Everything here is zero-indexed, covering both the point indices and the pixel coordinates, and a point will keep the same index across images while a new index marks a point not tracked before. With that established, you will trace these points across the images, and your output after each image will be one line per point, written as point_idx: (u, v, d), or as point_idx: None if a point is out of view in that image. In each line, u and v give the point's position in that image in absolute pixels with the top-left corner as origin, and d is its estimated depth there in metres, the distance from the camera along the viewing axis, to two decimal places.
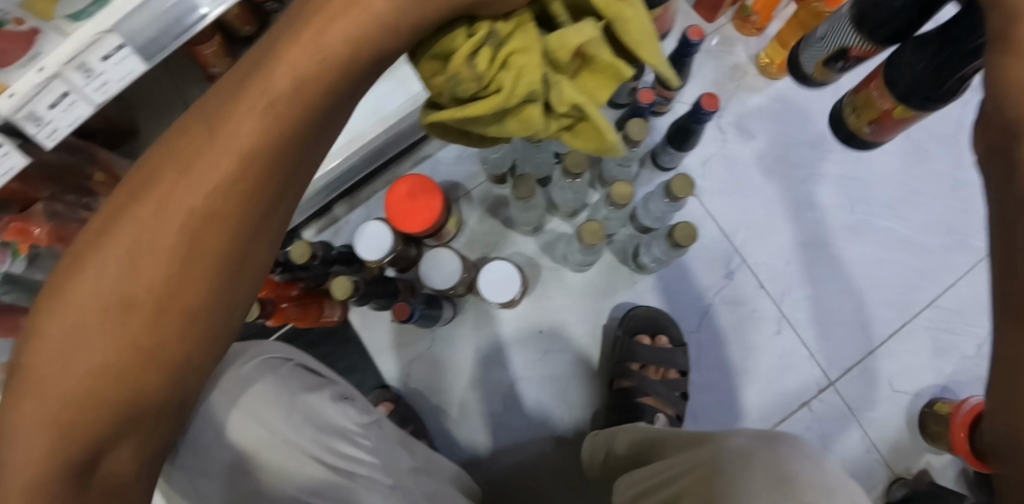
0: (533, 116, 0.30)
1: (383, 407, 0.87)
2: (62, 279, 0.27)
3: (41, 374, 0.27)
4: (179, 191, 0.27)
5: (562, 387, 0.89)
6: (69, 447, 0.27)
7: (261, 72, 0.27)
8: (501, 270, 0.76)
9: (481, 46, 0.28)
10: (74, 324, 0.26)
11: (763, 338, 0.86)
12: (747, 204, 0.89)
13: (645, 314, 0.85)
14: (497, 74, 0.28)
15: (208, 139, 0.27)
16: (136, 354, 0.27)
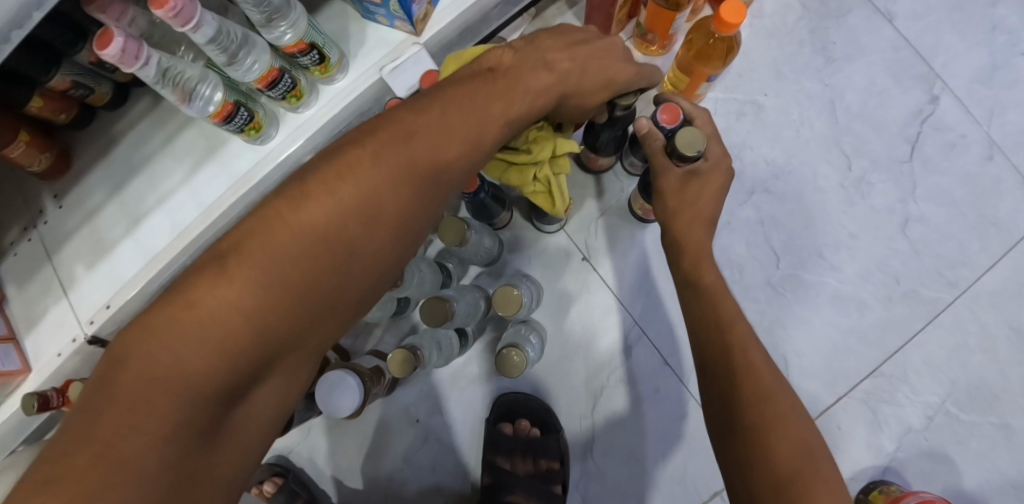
0: (527, 174, 0.52)
1: (271, 483, 0.84)
2: (277, 227, 0.35)
3: (270, 258, 0.34)
4: (368, 192, 0.38)
5: (448, 464, 0.85)
6: (244, 358, 0.33)
7: (481, 115, 0.43)
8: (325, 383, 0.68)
9: (536, 133, 0.51)
10: (314, 238, 0.36)
11: (671, 427, 0.79)
12: (651, 276, 0.80)
13: (518, 399, 0.78)
14: (533, 146, 0.50)
15: (387, 163, 0.39)
16: (345, 288, 0.38)
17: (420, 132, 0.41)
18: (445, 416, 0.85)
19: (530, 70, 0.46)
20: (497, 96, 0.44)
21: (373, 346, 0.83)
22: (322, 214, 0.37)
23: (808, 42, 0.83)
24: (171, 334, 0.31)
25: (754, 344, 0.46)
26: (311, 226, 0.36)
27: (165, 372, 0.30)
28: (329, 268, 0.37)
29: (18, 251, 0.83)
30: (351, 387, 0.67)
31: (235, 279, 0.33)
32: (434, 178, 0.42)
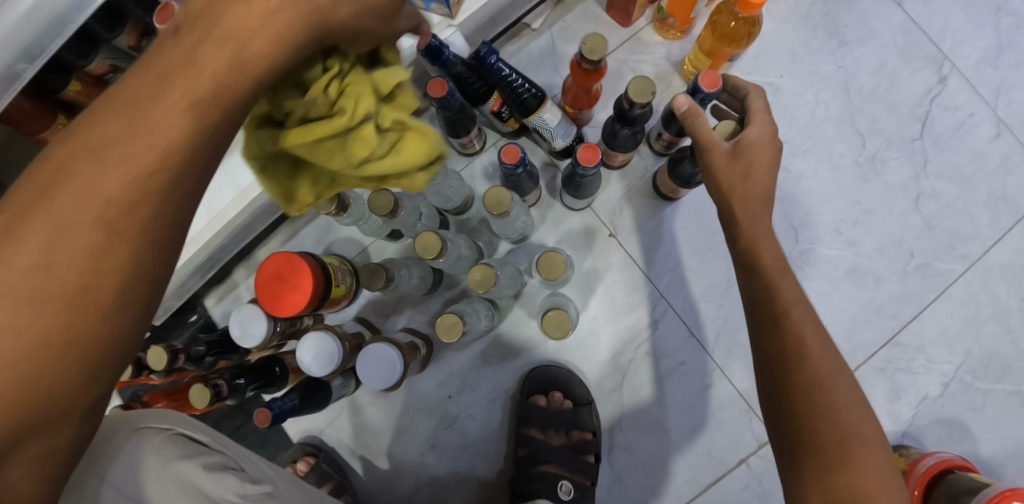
0: (369, 136, 0.32)
1: (303, 462, 0.84)
2: None
3: None
4: (75, 189, 0.24)
5: (481, 443, 0.84)
6: None
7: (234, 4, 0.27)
8: (368, 356, 0.70)
9: (332, 81, 0.31)
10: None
11: (697, 398, 0.81)
12: (675, 251, 0.82)
13: (552, 372, 0.80)
14: (341, 99, 0.30)
15: (104, 142, 0.25)
16: (62, 313, 0.23)
17: (140, 82, 0.26)
18: (478, 391, 0.84)
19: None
20: (244, 0, 0.27)
21: (405, 324, 0.85)
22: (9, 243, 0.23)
23: (822, 25, 0.85)
24: None
25: (812, 317, 0.47)
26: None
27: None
28: (24, 312, 0.22)
29: None
30: (392, 361, 0.70)
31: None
32: (192, 124, 0.26)
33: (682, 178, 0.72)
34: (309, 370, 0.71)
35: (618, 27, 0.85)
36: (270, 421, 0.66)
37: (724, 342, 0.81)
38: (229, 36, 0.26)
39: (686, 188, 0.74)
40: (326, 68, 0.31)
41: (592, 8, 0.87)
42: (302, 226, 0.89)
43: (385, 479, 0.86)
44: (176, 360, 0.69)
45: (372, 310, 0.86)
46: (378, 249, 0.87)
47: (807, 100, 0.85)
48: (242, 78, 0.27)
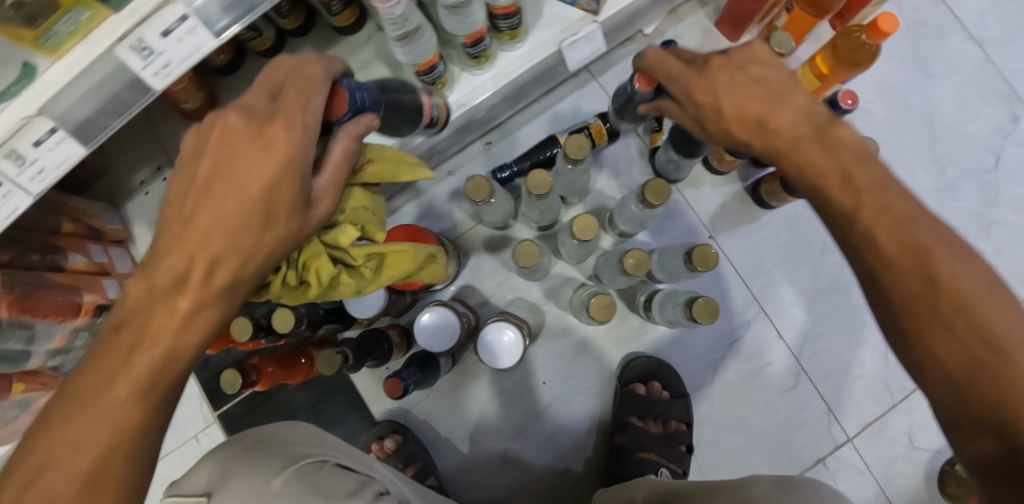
0: (348, 279, 0.52)
1: (391, 439, 0.83)
2: (105, 382, 0.35)
3: (82, 416, 0.34)
4: (155, 349, 0.37)
5: (566, 429, 0.85)
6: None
7: (245, 178, 0.38)
8: (495, 333, 0.73)
9: (301, 262, 0.49)
10: (122, 364, 0.36)
11: (784, 399, 0.84)
12: (769, 255, 0.86)
13: (652, 363, 0.82)
14: (313, 278, 0.49)
15: (114, 392, 0.35)
16: (147, 398, 0.36)
17: (187, 209, 0.39)
18: (572, 379, 0.85)
19: (237, 249, 0.39)
20: (241, 178, 0.38)
21: (501, 310, 0.86)
22: (68, 454, 0.34)
23: (911, 59, 0.92)
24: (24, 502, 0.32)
25: (881, 175, 0.38)
26: (97, 409, 0.35)
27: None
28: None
29: (150, 190, 0.82)
30: (515, 336, 0.73)
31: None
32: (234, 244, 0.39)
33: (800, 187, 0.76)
34: (427, 344, 0.71)
35: (727, 43, 0.90)
36: (403, 391, 0.65)
37: (809, 346, 0.85)
38: (220, 228, 0.38)
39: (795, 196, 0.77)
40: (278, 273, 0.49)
41: (701, 22, 0.92)
42: (403, 205, 0.89)
43: (467, 462, 0.86)
44: (300, 326, 0.68)
45: (470, 294, 0.87)
46: (478, 233, 0.88)
47: (894, 126, 0.91)
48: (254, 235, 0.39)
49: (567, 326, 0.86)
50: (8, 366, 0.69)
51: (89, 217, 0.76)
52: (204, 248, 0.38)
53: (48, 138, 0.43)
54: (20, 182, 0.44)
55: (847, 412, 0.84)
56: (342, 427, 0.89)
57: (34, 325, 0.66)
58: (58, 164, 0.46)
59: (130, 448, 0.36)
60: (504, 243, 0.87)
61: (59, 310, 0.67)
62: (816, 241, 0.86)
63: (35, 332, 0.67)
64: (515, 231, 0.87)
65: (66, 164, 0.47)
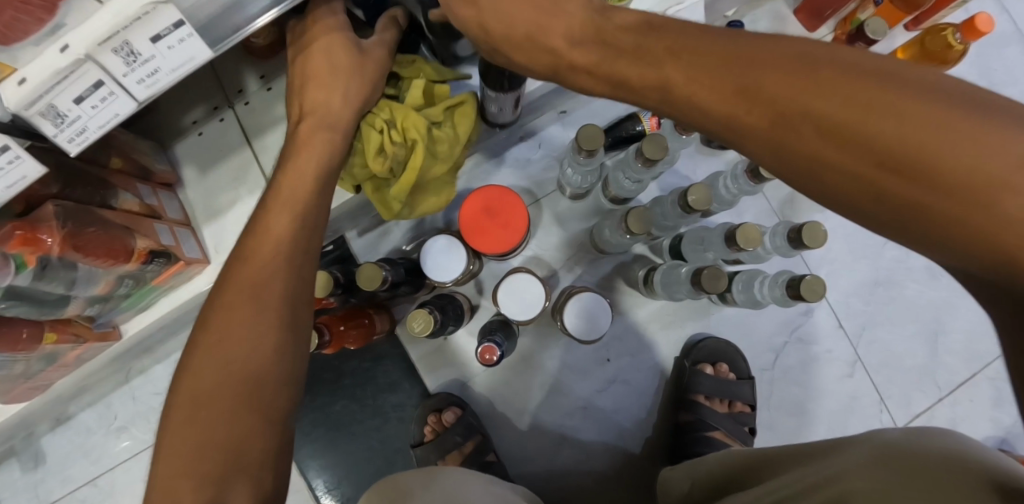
0: (438, 132, 0.61)
1: (450, 412, 0.80)
2: (276, 201, 0.52)
3: (262, 229, 0.50)
4: (305, 171, 0.55)
5: (625, 408, 0.84)
6: (267, 272, 0.47)
7: (309, 50, 0.56)
8: (584, 305, 0.70)
9: (396, 124, 0.59)
10: (291, 189, 0.53)
11: (838, 386, 0.85)
12: (833, 246, 0.87)
13: (721, 345, 0.81)
14: (411, 131, 0.58)
15: (265, 240, 0.49)
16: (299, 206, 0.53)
17: (301, 88, 0.57)
18: (638, 357, 0.84)
19: (320, 91, 0.56)
20: (312, 54, 0.56)
21: (570, 283, 0.84)
22: (258, 249, 0.49)
23: (973, 66, 0.94)
24: (235, 286, 0.46)
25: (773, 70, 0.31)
26: (277, 220, 0.51)
27: (187, 418, 0.41)
28: (245, 318, 0.45)
29: (203, 131, 0.75)
30: (604, 308, 0.70)
31: (208, 332, 0.45)
32: (330, 93, 0.56)
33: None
34: (512, 312, 0.70)
35: (805, 32, 0.90)
36: (497, 358, 0.62)
37: (864, 335, 0.86)
38: (315, 89, 0.57)
39: None
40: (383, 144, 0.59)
41: (780, 8, 0.91)
42: (471, 168, 0.85)
43: (522, 437, 0.83)
44: (384, 284, 0.63)
45: (537, 265, 0.84)
46: (548, 204, 0.85)
47: None
48: (339, 81, 0.56)
49: (633, 304, 0.84)
50: (43, 311, 0.61)
51: (138, 154, 0.69)
52: (305, 108, 0.58)
53: (169, 35, 0.37)
54: (126, 84, 0.39)
55: (896, 400, 0.86)
56: (393, 396, 0.85)
57: (78, 266, 0.58)
58: (173, 72, 0.40)
59: (270, 283, 0.47)
60: (574, 216, 0.85)
61: (111, 253, 0.60)
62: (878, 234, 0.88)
63: (79, 276, 0.60)
64: (587, 204, 0.85)
65: (183, 72, 0.41)
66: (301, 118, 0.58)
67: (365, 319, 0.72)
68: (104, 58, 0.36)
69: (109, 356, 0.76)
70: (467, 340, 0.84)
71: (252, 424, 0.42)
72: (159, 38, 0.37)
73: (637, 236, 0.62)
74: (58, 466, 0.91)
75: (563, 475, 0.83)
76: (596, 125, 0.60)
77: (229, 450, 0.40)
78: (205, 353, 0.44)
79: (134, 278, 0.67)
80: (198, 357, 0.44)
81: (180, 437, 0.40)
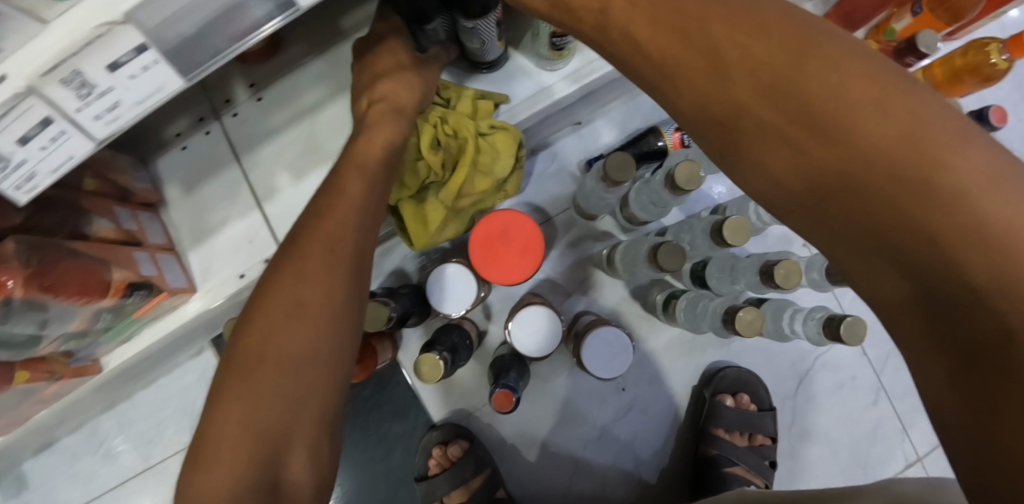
0: (484, 141, 0.59)
1: (458, 445, 0.75)
2: (349, 166, 0.48)
3: (339, 188, 0.46)
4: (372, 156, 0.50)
5: (641, 438, 0.80)
6: (340, 235, 0.43)
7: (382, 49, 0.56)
8: (602, 340, 0.65)
9: (446, 122, 0.58)
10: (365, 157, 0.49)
11: (862, 413, 0.82)
12: None
13: (743, 374, 0.77)
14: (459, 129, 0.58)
15: (341, 202, 0.45)
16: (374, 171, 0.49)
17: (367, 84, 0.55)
18: (656, 385, 0.80)
19: (391, 82, 0.53)
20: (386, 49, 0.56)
21: (585, 307, 0.79)
22: (332, 208, 0.45)
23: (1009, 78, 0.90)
24: (308, 245, 0.42)
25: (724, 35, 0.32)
26: (354, 185, 0.47)
27: (247, 379, 0.37)
28: (316, 278, 0.41)
29: (188, 144, 0.68)
30: (624, 342, 0.65)
31: (279, 290, 0.40)
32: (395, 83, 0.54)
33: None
34: (525, 347, 0.64)
35: None
36: (513, 404, 0.57)
37: (889, 361, 0.83)
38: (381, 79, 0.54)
39: None
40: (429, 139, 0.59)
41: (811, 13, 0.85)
42: None
43: (533, 468, 0.79)
44: (390, 321, 0.58)
45: (550, 288, 0.79)
46: (562, 222, 0.80)
47: None
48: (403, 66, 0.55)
49: (651, 329, 0.79)
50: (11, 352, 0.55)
51: (115, 172, 0.62)
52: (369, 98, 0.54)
53: (131, 62, 0.31)
54: (80, 121, 0.32)
55: (919, 428, 0.83)
56: (397, 426, 0.80)
57: (48, 307, 0.52)
58: (138, 105, 0.34)
59: (342, 245, 0.43)
60: (590, 235, 0.79)
61: (85, 291, 0.54)
62: None
63: (50, 315, 0.54)
64: (604, 222, 0.79)
65: (149, 104, 0.35)
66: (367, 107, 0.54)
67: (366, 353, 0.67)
68: (48, 92, 0.29)
69: (89, 388, 0.70)
70: (475, 367, 0.79)
71: (312, 389, 0.38)
72: (119, 68, 0.31)
73: (666, 271, 0.57)
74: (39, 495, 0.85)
75: None
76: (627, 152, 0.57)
77: (291, 413, 0.37)
78: (274, 311, 0.39)
79: (113, 311, 0.60)
80: (268, 315, 0.39)
81: (240, 396, 0.36)
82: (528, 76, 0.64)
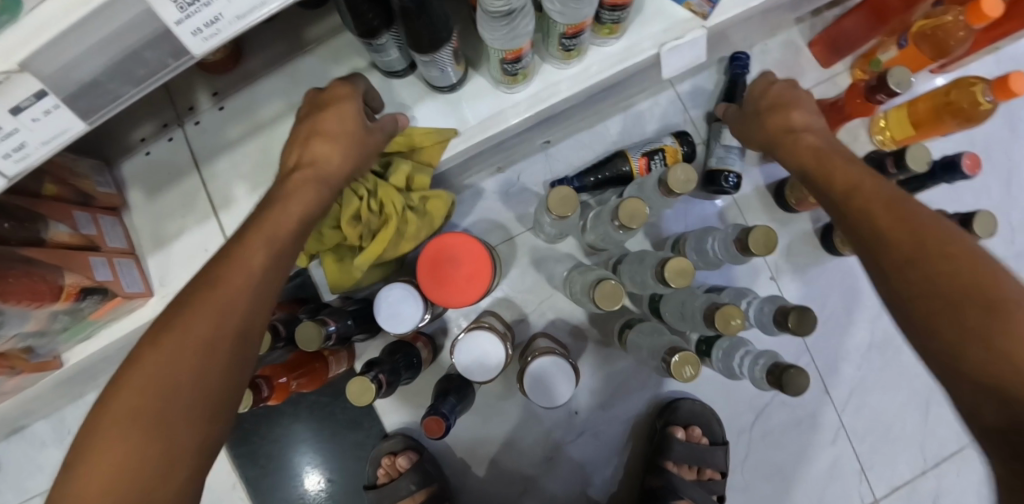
0: (409, 214, 0.67)
1: (406, 457, 0.76)
2: (263, 220, 0.46)
3: (247, 239, 0.44)
4: (293, 210, 0.48)
5: (592, 462, 0.80)
6: (238, 290, 0.41)
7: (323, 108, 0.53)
8: (547, 370, 0.65)
9: (374, 192, 0.64)
10: (285, 210, 0.47)
11: (820, 451, 0.81)
12: (828, 306, 0.81)
13: (697, 406, 0.76)
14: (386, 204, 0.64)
15: (243, 260, 0.42)
16: (289, 225, 0.47)
17: (303, 141, 0.53)
18: (609, 410, 0.80)
19: (325, 148, 0.52)
20: (325, 113, 0.53)
21: (541, 329, 0.79)
22: (238, 261, 0.42)
23: None
24: (198, 303, 0.39)
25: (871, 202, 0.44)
26: (264, 237, 0.45)
27: (133, 404, 0.35)
28: (197, 344, 0.37)
29: (151, 150, 0.70)
30: (569, 373, 0.65)
31: (152, 354, 0.37)
32: (330, 152, 0.52)
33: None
34: (468, 371, 0.64)
35: (820, 66, 0.81)
36: (445, 430, 0.57)
37: (851, 401, 0.81)
38: (316, 142, 0.52)
39: None
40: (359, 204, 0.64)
41: (795, 38, 0.82)
42: None
43: (483, 483, 0.80)
44: (328, 341, 0.59)
45: (507, 308, 0.79)
46: (522, 242, 0.79)
47: None
48: (342, 138, 0.53)
49: (607, 355, 0.79)
50: None
51: (76, 177, 0.63)
52: (301, 160, 0.52)
53: (33, 107, 0.32)
54: None
55: (880, 470, 0.81)
56: (351, 434, 0.82)
57: (3, 311, 0.54)
58: (45, 144, 0.35)
59: (261, 278, 0.43)
60: (551, 256, 0.79)
61: (38, 296, 0.56)
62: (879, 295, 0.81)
63: (6, 318, 0.56)
64: (565, 245, 0.79)
65: (59, 142, 0.36)
66: (295, 167, 0.52)
67: (313, 365, 0.67)
68: None
69: (52, 381, 0.73)
70: (430, 381, 0.80)
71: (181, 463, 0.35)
72: (21, 111, 0.31)
73: (606, 310, 0.57)
74: (14, 475, 0.90)
75: None
76: (571, 187, 0.57)
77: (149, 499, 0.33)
78: (138, 380, 0.36)
79: (70, 314, 0.62)
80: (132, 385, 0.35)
81: (105, 445, 0.33)
82: (487, 97, 0.65)
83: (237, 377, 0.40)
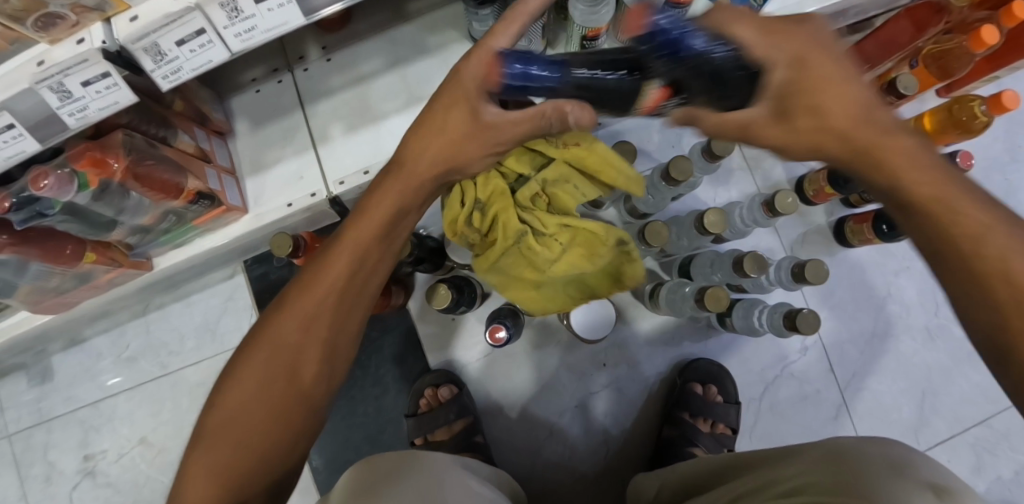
0: (540, 244, 0.62)
1: (446, 390, 0.83)
2: (344, 236, 0.42)
3: (327, 261, 0.41)
4: (381, 222, 0.43)
5: (613, 414, 0.87)
6: (319, 321, 0.40)
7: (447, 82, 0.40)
8: (590, 308, 0.74)
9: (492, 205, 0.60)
10: (369, 224, 0.42)
11: (823, 426, 0.88)
12: (834, 292, 0.90)
13: (714, 368, 0.84)
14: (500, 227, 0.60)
15: (320, 286, 0.40)
16: (372, 244, 0.42)
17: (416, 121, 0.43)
18: (634, 368, 0.88)
19: (426, 144, 0.43)
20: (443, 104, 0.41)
21: None
22: (320, 283, 0.40)
23: None
24: (281, 329, 0.40)
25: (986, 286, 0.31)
26: (346, 258, 0.41)
27: (223, 423, 0.38)
28: (274, 377, 0.38)
29: (261, 89, 0.80)
30: (609, 311, 0.74)
31: (243, 377, 0.38)
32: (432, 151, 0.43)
33: (888, 232, 0.79)
34: (521, 301, 0.73)
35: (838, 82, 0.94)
36: (504, 339, 0.65)
37: (852, 381, 0.89)
38: (422, 140, 0.43)
39: (881, 235, 0.80)
40: (471, 210, 0.61)
41: None
42: None
43: (511, 425, 0.87)
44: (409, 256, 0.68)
45: None
46: None
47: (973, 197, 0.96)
48: (448, 139, 0.42)
49: (636, 315, 0.88)
50: (91, 231, 0.66)
51: (200, 100, 0.73)
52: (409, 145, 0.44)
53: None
54: (225, 35, 0.43)
55: None
56: (396, 369, 0.89)
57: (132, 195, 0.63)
58: (265, 32, 0.45)
59: (327, 325, 0.40)
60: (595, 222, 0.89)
61: (164, 187, 0.64)
62: (879, 287, 0.91)
63: (132, 204, 0.64)
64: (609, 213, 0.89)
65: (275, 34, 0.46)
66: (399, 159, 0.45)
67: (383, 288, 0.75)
68: (210, 8, 0.41)
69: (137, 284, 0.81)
70: (474, 324, 0.88)
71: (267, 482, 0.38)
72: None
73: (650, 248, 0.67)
74: (67, 382, 0.96)
75: (543, 470, 0.86)
76: (630, 143, 0.67)
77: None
78: (231, 403, 0.38)
79: (177, 214, 0.71)
80: (227, 406, 0.38)
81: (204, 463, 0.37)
82: None
83: (316, 404, 0.40)
